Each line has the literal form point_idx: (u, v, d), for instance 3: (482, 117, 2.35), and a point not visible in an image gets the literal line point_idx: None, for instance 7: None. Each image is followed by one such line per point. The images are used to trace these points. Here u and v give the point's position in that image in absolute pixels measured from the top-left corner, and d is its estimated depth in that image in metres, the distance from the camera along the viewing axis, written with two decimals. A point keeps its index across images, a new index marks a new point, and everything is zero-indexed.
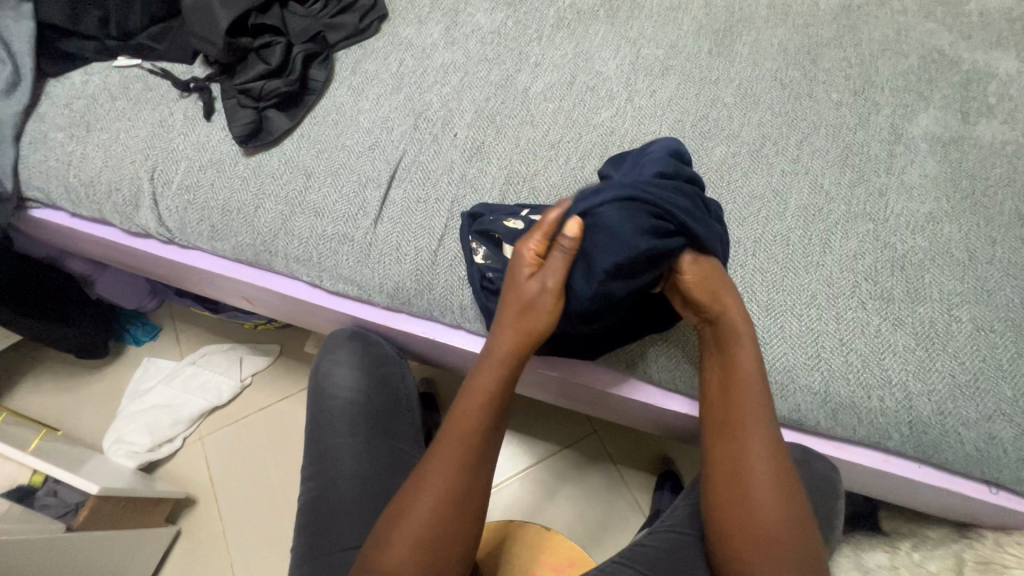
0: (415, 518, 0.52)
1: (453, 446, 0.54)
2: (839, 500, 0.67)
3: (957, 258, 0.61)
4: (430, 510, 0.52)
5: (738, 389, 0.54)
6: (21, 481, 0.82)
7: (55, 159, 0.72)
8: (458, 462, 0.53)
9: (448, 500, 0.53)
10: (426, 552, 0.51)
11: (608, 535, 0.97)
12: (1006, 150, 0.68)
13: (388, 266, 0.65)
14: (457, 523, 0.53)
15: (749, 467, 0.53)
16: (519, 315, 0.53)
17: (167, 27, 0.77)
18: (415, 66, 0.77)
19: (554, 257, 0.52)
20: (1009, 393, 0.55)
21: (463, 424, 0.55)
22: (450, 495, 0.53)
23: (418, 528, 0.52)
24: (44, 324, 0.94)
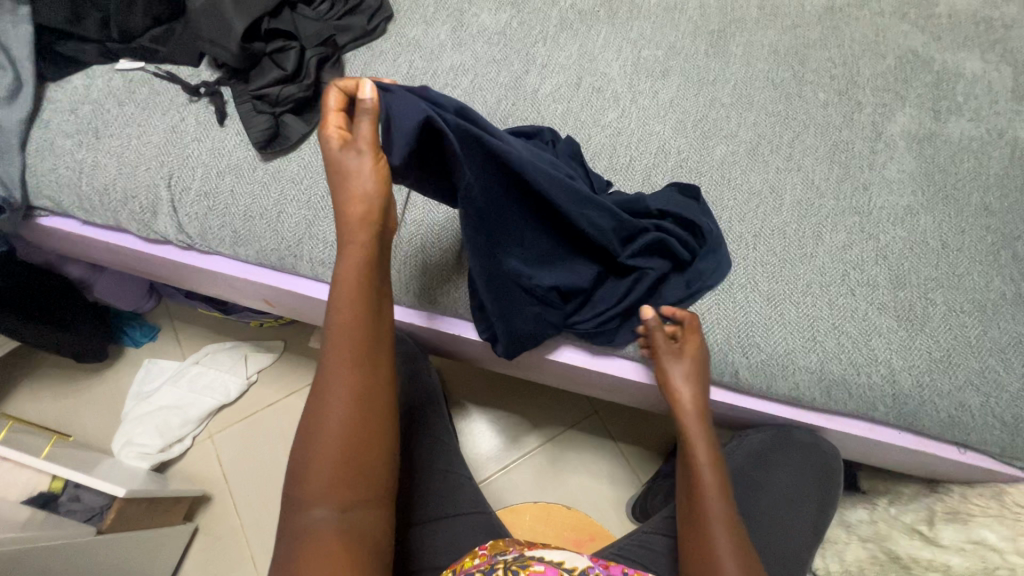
0: (327, 446, 0.51)
1: (341, 355, 0.53)
2: (840, 472, 0.72)
3: (932, 246, 0.68)
4: (341, 424, 0.52)
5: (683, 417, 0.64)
6: (41, 488, 0.83)
7: (65, 168, 0.71)
8: (359, 380, 0.53)
9: (357, 410, 0.52)
10: (346, 471, 0.51)
11: (613, 506, 1.05)
12: (972, 146, 0.75)
13: (413, 268, 0.68)
14: (372, 429, 0.53)
15: (702, 506, 0.60)
16: (348, 176, 0.51)
17: (169, 29, 0.76)
18: (425, 67, 0.78)
19: (360, 125, 0.50)
20: (976, 366, 0.63)
21: (343, 350, 0.53)
22: (354, 393, 0.53)
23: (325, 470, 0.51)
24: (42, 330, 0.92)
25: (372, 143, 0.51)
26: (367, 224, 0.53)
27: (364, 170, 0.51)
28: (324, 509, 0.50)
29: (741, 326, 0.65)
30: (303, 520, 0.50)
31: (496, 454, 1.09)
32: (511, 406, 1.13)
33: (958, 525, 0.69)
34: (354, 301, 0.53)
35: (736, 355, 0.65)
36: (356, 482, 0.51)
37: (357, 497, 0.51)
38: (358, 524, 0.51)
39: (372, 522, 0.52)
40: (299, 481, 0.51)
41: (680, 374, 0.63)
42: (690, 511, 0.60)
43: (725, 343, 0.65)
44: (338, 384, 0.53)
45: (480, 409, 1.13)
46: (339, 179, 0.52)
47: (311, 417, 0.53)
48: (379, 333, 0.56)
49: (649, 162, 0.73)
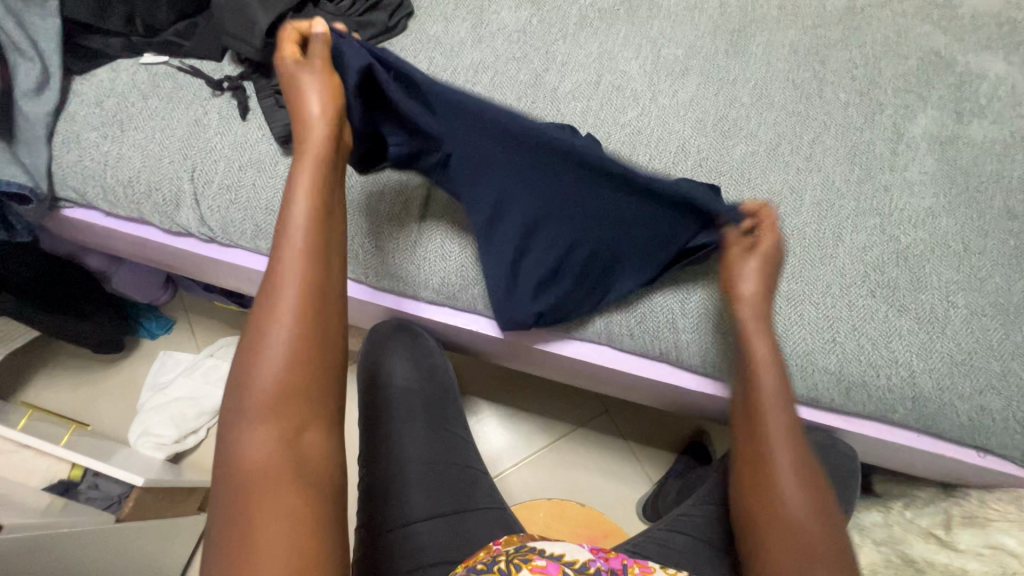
0: (269, 365, 0.48)
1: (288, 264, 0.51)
2: (856, 474, 0.72)
3: (954, 249, 0.68)
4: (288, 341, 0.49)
5: (761, 393, 0.56)
6: (61, 477, 0.84)
7: (90, 160, 0.72)
8: (306, 298, 0.50)
9: (305, 328, 0.50)
10: (291, 389, 0.48)
11: (624, 504, 1.05)
12: (995, 148, 0.74)
13: (432, 263, 0.69)
14: (321, 350, 0.50)
15: (776, 490, 0.53)
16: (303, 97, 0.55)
17: (193, 23, 0.77)
18: (445, 64, 0.79)
19: (313, 47, 0.57)
20: (998, 369, 0.62)
21: (292, 268, 0.51)
22: (302, 309, 0.50)
23: (265, 386, 0.47)
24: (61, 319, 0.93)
25: (325, 60, 0.56)
26: (321, 154, 0.55)
27: (318, 99, 0.55)
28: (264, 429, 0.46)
29: None
30: (244, 442, 0.46)
31: (507, 451, 1.10)
32: (522, 403, 1.13)
33: (976, 529, 0.68)
34: (306, 223, 0.52)
35: None
36: (301, 404, 0.48)
37: (303, 418, 0.48)
38: (309, 448, 0.47)
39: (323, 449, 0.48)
40: (238, 403, 0.48)
41: (752, 330, 0.59)
42: (756, 489, 0.54)
43: None
44: (282, 296, 0.50)
45: (491, 407, 1.13)
46: (294, 102, 0.56)
47: (253, 335, 0.49)
48: (333, 260, 0.54)
49: (668, 160, 0.73)
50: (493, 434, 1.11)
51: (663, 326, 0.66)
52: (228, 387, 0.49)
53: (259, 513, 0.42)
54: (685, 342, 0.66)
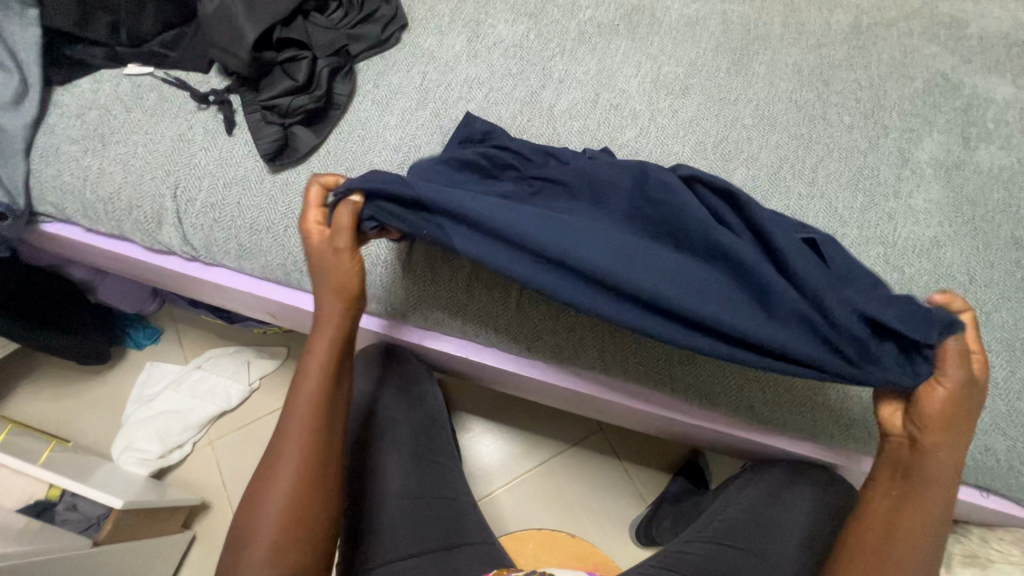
0: (274, 494, 0.53)
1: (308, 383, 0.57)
2: None
3: (959, 281, 0.66)
4: (293, 467, 0.54)
5: (929, 468, 0.50)
6: (38, 496, 0.83)
7: (70, 174, 0.70)
8: (314, 411, 0.56)
9: (309, 454, 0.55)
10: (295, 513, 0.53)
11: (617, 527, 1.03)
12: (1002, 176, 0.72)
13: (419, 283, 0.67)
14: (320, 470, 0.55)
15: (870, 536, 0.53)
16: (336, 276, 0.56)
17: (180, 34, 0.74)
18: (439, 80, 0.76)
19: (338, 251, 0.56)
20: (1003, 409, 0.60)
21: (307, 386, 0.57)
22: (312, 418, 0.56)
23: (273, 500, 0.53)
24: (40, 332, 0.90)
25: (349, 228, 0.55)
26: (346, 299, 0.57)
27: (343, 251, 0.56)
28: (263, 546, 0.52)
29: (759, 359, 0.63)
30: (247, 553, 0.52)
31: (498, 470, 1.07)
32: (514, 421, 1.11)
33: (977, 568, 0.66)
34: (330, 344, 0.58)
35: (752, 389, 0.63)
36: (297, 521, 0.53)
37: (300, 534, 0.53)
38: (298, 560, 0.53)
39: (317, 550, 0.54)
40: (252, 515, 0.53)
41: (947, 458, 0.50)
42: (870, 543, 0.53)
43: (740, 376, 0.63)
44: (300, 408, 0.56)
45: (484, 424, 1.11)
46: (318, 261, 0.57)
47: (276, 436, 0.56)
48: (338, 379, 0.58)
49: None
50: (485, 452, 1.09)
51: (658, 358, 0.64)
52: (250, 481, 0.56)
53: None
54: (681, 374, 0.64)
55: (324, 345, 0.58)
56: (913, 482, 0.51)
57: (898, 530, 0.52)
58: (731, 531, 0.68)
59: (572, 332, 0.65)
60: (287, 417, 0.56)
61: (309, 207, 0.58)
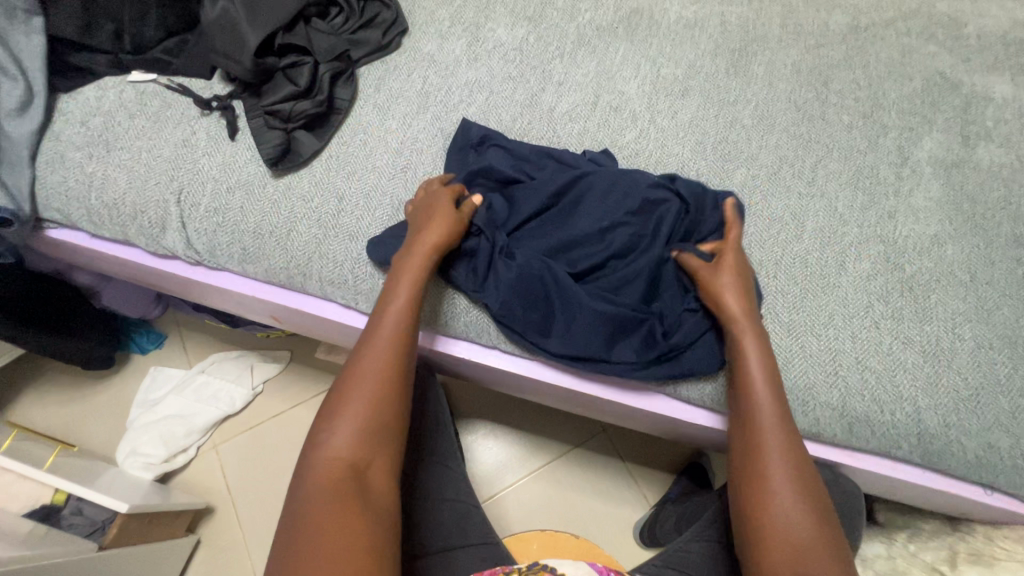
0: (347, 427, 0.52)
1: (388, 322, 0.57)
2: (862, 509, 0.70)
3: (960, 279, 0.66)
4: (366, 398, 0.53)
5: (752, 394, 0.57)
6: (44, 501, 0.83)
7: (74, 181, 0.71)
8: (396, 345, 0.56)
9: (381, 394, 0.54)
10: (365, 448, 0.52)
11: (621, 528, 1.03)
12: (1002, 173, 0.72)
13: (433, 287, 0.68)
14: (396, 406, 0.54)
15: (761, 474, 0.54)
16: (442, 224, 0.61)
17: (184, 40, 0.75)
18: (440, 84, 0.77)
19: (445, 204, 0.63)
20: (1006, 406, 0.60)
21: (387, 319, 0.57)
22: (395, 352, 0.56)
23: (352, 427, 0.52)
24: (45, 335, 0.91)
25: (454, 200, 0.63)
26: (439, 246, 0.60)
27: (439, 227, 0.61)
28: (333, 477, 0.49)
29: None
30: (315, 480, 0.50)
31: (502, 472, 1.07)
32: (517, 423, 1.11)
33: (982, 567, 0.66)
34: (413, 279, 0.59)
35: None
36: (371, 447, 0.52)
37: (372, 463, 0.51)
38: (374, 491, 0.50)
39: (388, 483, 0.52)
40: (325, 439, 0.52)
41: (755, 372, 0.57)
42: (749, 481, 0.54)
43: None
44: (383, 342, 0.56)
45: (486, 426, 1.11)
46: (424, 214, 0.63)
47: (353, 367, 0.56)
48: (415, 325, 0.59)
49: None
50: (489, 454, 1.09)
51: None
52: (317, 416, 0.54)
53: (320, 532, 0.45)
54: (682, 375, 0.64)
55: (406, 284, 0.59)
56: (753, 411, 0.56)
57: (754, 449, 0.55)
58: (732, 535, 0.67)
59: None
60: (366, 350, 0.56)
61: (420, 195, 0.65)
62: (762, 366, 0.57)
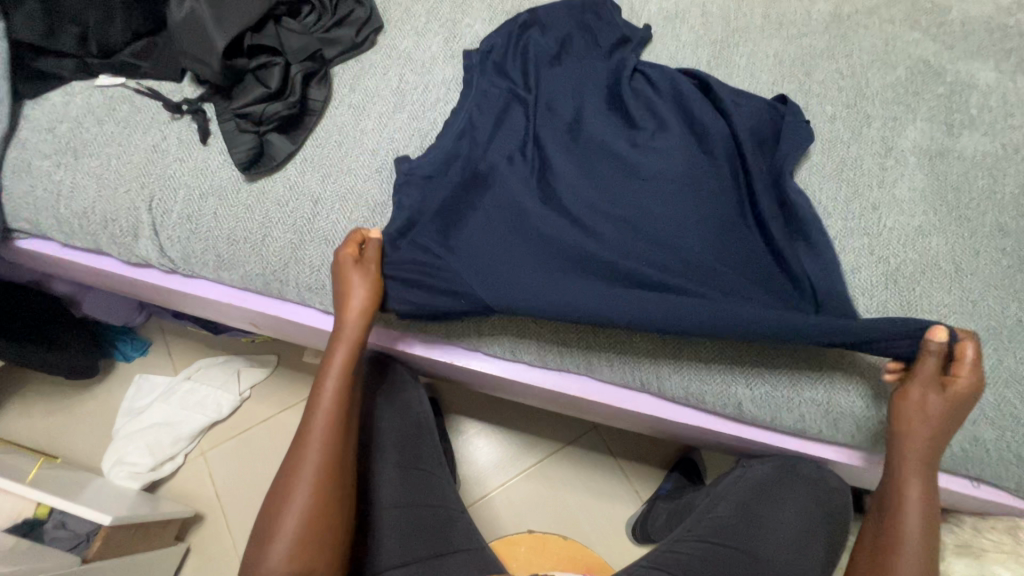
0: (293, 507, 0.55)
1: (319, 419, 0.60)
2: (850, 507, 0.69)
3: (945, 270, 0.65)
4: (312, 485, 0.56)
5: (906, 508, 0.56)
6: (26, 515, 0.82)
7: (43, 190, 0.69)
8: (327, 457, 0.58)
9: (320, 479, 0.57)
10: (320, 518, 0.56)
11: (613, 524, 1.02)
12: (986, 162, 0.71)
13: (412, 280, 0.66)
14: (335, 481, 0.58)
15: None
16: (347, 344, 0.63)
17: (151, 42, 0.73)
18: (416, 82, 0.75)
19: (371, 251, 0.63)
20: (991, 398, 0.60)
21: (320, 416, 0.60)
22: (328, 452, 0.58)
23: (296, 515, 0.55)
24: (12, 347, 0.87)
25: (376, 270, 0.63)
26: (353, 344, 0.63)
27: (363, 284, 0.62)
28: (285, 564, 0.54)
29: (747, 354, 0.62)
30: (266, 566, 0.54)
31: (492, 471, 1.07)
32: (507, 422, 1.10)
33: (970, 559, 0.66)
34: (340, 364, 0.62)
35: (739, 386, 0.62)
36: (321, 538, 0.55)
37: (321, 551, 0.55)
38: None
39: (337, 564, 0.57)
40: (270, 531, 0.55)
41: (927, 418, 0.54)
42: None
43: (727, 372, 0.62)
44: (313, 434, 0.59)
45: (477, 425, 1.10)
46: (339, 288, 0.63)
47: (285, 475, 0.58)
48: (344, 414, 0.61)
49: None
50: (479, 455, 1.08)
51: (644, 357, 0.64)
52: (258, 528, 0.57)
53: None
54: (668, 375, 0.64)
55: (332, 377, 0.61)
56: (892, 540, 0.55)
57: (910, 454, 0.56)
58: (720, 530, 0.68)
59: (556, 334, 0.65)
60: (298, 459, 0.58)
61: (337, 251, 0.64)
62: (929, 435, 0.55)
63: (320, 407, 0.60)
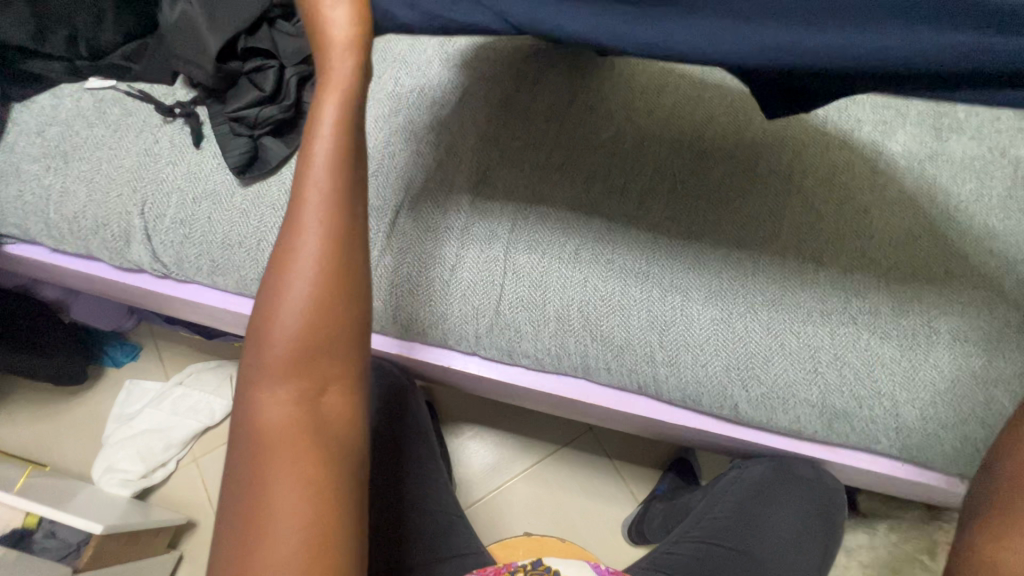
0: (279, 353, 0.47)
1: (295, 258, 0.47)
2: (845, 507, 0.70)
3: (935, 272, 0.66)
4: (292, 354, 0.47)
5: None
6: (14, 525, 0.80)
7: (32, 194, 0.68)
8: (313, 296, 0.47)
9: (313, 321, 0.47)
10: (307, 373, 0.47)
11: (610, 525, 1.03)
12: (974, 165, 0.72)
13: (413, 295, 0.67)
14: (332, 332, 0.48)
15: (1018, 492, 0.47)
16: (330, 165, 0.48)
17: (145, 43, 0.72)
18: (412, 85, 0.75)
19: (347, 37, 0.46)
20: (981, 398, 0.61)
21: (297, 258, 0.47)
22: (313, 298, 0.47)
23: (284, 364, 0.47)
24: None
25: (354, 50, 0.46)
26: (339, 150, 0.48)
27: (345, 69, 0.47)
28: (280, 411, 0.46)
29: (745, 357, 0.63)
30: (261, 410, 0.46)
31: (488, 474, 1.07)
32: (503, 424, 1.10)
33: None
34: (319, 185, 0.47)
35: (737, 388, 0.63)
36: (316, 376, 0.48)
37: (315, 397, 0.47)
38: (330, 416, 0.48)
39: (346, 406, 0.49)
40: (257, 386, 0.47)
41: None
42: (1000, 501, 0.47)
43: (725, 375, 0.63)
44: (291, 285, 0.47)
45: (473, 428, 1.10)
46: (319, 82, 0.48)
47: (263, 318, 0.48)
48: (330, 234, 0.48)
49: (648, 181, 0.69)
50: (475, 458, 1.08)
51: (642, 360, 0.64)
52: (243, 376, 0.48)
53: (275, 497, 0.43)
54: (664, 377, 0.64)
55: (315, 186, 0.48)
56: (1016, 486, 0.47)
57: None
58: (719, 532, 0.68)
59: (554, 338, 0.65)
60: (277, 307, 0.47)
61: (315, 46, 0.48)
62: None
63: (291, 245, 0.47)
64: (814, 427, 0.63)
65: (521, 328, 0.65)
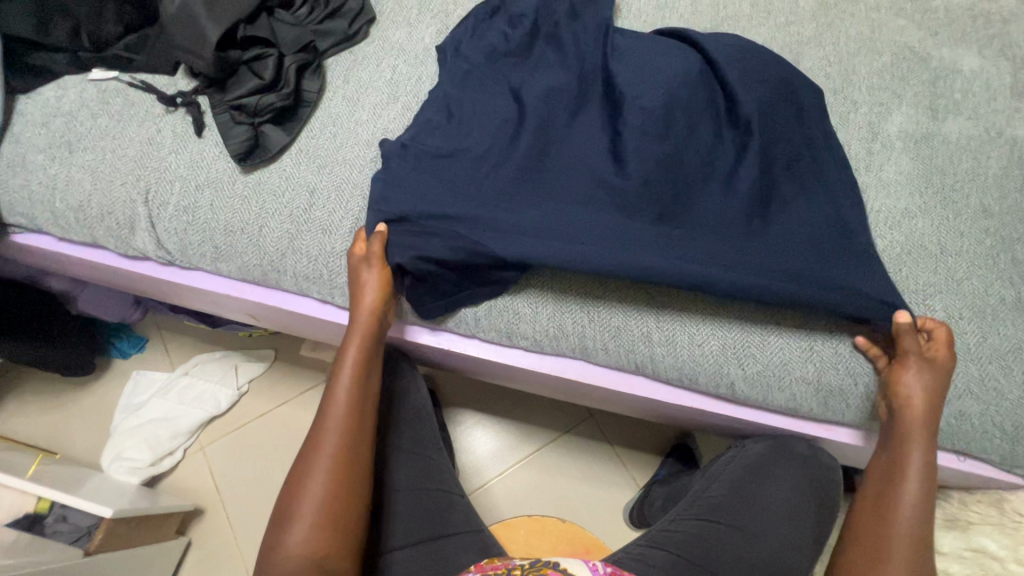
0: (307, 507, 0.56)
1: (328, 430, 0.59)
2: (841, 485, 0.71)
3: (930, 250, 0.67)
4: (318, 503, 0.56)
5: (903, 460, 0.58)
6: (27, 510, 0.82)
7: (38, 183, 0.70)
8: (339, 453, 0.58)
9: (337, 477, 0.57)
10: (328, 524, 0.56)
11: (611, 510, 1.04)
12: (969, 145, 0.73)
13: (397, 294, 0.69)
14: (350, 486, 0.58)
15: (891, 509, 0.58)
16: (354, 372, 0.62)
17: (143, 36, 0.72)
18: (410, 73, 0.76)
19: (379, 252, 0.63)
20: (975, 373, 0.62)
21: (328, 428, 0.59)
22: (340, 460, 0.58)
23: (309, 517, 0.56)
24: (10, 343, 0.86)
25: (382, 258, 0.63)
26: (365, 339, 0.63)
27: (372, 287, 0.62)
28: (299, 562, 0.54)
29: (739, 334, 0.64)
30: (284, 558, 0.55)
31: (489, 460, 1.08)
32: (504, 411, 1.11)
33: (956, 531, 0.70)
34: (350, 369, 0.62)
35: (732, 366, 0.63)
36: (331, 538, 0.56)
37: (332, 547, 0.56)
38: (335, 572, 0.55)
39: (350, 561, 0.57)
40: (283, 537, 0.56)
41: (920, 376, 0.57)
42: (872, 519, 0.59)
43: (720, 354, 0.64)
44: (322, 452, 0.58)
45: (474, 415, 1.11)
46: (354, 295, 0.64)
47: (295, 484, 0.58)
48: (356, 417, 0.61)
49: None
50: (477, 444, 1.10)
51: (638, 339, 0.65)
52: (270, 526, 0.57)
53: None
54: (660, 356, 0.65)
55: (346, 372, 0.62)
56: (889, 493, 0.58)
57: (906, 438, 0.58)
58: (715, 508, 0.69)
59: (551, 319, 0.66)
60: (309, 471, 0.58)
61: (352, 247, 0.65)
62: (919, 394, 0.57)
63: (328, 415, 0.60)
64: (809, 405, 0.64)
65: (519, 309, 0.66)
